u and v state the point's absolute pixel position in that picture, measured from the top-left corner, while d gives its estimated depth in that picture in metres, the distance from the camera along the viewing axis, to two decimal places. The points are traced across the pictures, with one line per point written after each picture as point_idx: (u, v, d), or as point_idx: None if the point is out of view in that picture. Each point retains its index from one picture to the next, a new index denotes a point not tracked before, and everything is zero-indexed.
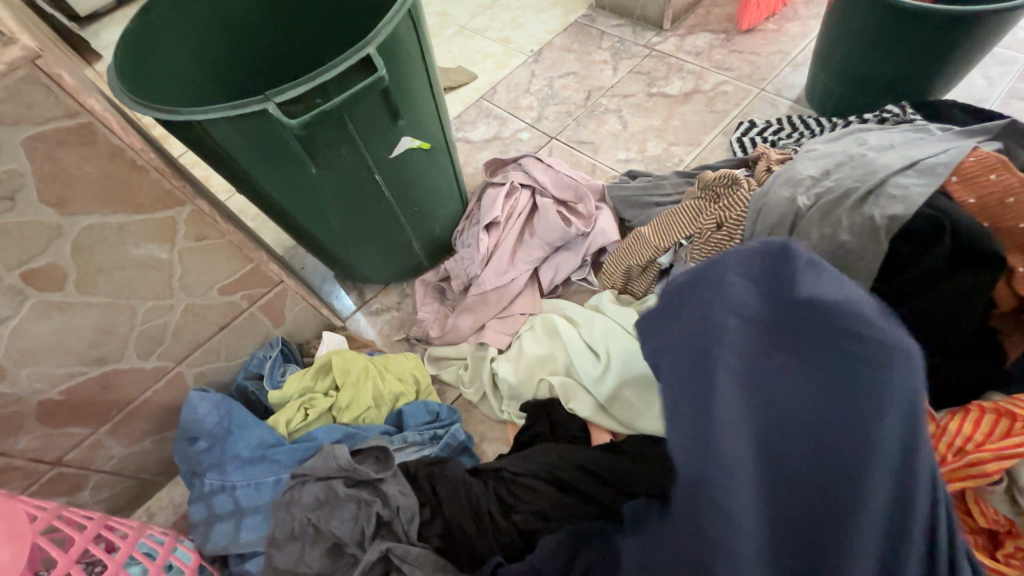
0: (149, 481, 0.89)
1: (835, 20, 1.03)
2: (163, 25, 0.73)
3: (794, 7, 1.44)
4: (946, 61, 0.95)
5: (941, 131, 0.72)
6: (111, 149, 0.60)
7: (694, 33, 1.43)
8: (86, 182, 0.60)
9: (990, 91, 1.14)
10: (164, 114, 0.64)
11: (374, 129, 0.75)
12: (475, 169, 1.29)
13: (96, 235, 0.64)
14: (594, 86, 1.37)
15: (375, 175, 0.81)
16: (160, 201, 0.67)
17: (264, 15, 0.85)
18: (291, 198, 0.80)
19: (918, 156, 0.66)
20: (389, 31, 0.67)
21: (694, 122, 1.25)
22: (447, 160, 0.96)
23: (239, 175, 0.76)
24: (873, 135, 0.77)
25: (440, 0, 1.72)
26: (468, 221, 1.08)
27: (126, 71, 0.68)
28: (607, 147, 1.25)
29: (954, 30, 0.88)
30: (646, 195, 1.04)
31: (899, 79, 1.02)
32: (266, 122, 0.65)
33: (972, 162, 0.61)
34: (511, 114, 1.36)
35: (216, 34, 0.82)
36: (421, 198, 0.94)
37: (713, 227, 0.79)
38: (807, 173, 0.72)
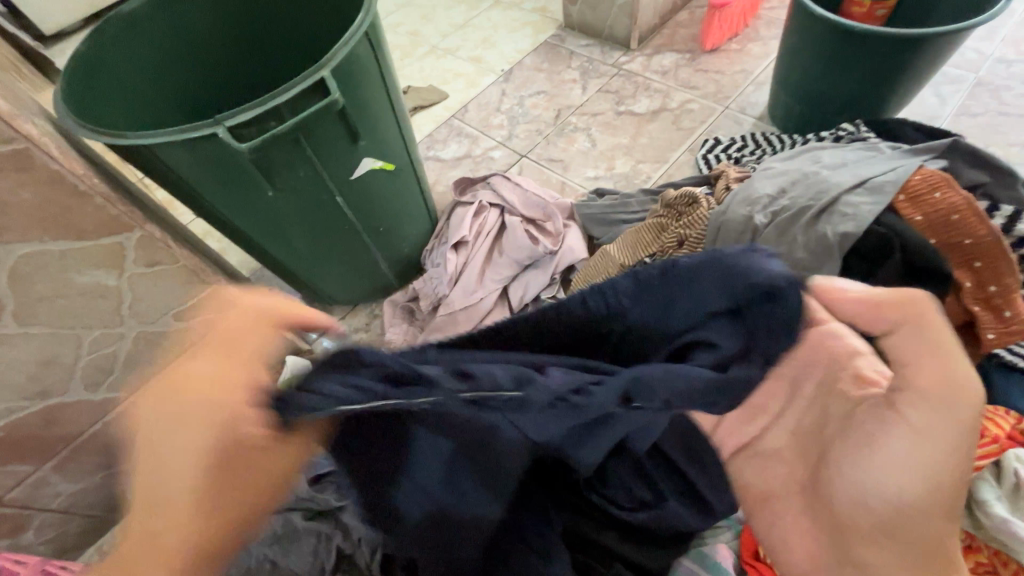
0: (101, 518, 0.85)
1: (791, 42, 1.06)
2: (110, 45, 0.72)
3: (756, 28, 1.49)
4: (897, 82, 0.98)
5: (891, 150, 0.74)
6: (50, 175, 0.58)
7: (661, 53, 1.46)
8: (22, 210, 0.58)
9: (941, 108, 1.18)
10: (108, 138, 0.62)
11: (333, 150, 0.74)
12: (446, 189, 1.29)
13: (35, 263, 0.61)
14: (564, 105, 1.38)
15: (335, 197, 0.80)
16: (106, 227, 0.65)
17: (221, 37, 0.84)
18: (250, 221, 0.78)
19: (867, 174, 0.67)
20: (344, 53, 0.66)
21: (661, 140, 1.27)
22: (412, 179, 0.95)
23: (194, 199, 0.74)
24: (827, 154, 0.78)
25: (412, 21, 1.74)
26: (436, 240, 1.07)
27: (72, 95, 0.66)
28: (576, 165, 1.26)
29: (904, 51, 0.92)
30: (613, 213, 1.04)
31: (854, 98, 1.05)
32: (216, 145, 0.64)
33: (918, 180, 0.63)
34: (482, 133, 1.37)
35: (172, 57, 0.81)
36: (387, 218, 0.93)
37: (676, 245, 0.77)
38: (763, 191, 0.72)
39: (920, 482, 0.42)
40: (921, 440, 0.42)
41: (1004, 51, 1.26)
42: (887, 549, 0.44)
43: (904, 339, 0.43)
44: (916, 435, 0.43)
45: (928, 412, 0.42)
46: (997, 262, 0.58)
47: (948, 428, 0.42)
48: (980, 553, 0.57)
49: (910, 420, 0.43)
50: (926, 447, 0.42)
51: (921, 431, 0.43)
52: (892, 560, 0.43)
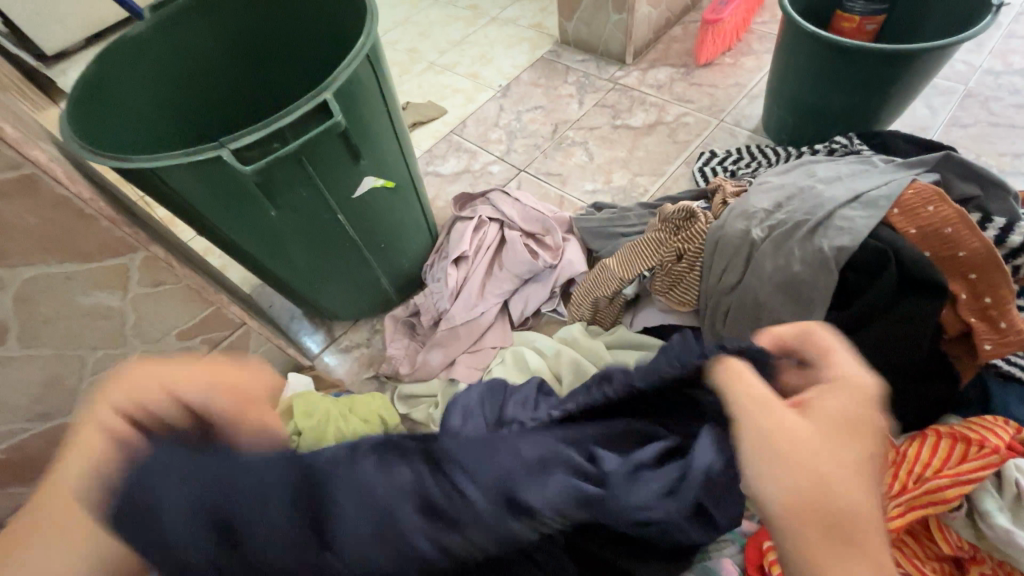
0: None
1: (784, 56, 1.08)
2: (114, 69, 0.73)
3: (749, 43, 1.51)
4: (888, 95, 1.00)
5: (885, 163, 0.75)
6: (56, 199, 0.58)
7: (656, 67, 1.48)
8: (28, 233, 0.58)
9: (932, 119, 1.20)
10: (114, 161, 0.63)
11: (335, 169, 0.75)
12: (446, 203, 1.30)
13: (41, 285, 0.62)
14: (561, 120, 1.40)
15: (336, 215, 0.81)
16: (110, 250, 0.65)
17: (224, 60, 0.85)
18: (252, 240, 0.78)
19: (862, 188, 0.68)
20: (345, 76, 0.67)
21: (658, 154, 1.29)
22: (413, 195, 0.96)
23: (196, 219, 0.75)
24: (821, 168, 0.80)
25: (410, 38, 1.77)
26: (437, 255, 1.08)
27: (77, 119, 0.67)
28: (574, 179, 1.27)
29: (894, 65, 0.94)
30: (612, 226, 1.05)
31: (848, 111, 1.06)
32: (220, 167, 0.65)
33: (912, 194, 0.64)
34: (480, 148, 1.39)
35: (176, 80, 0.82)
36: (387, 235, 0.94)
37: (673, 258, 0.80)
38: (760, 205, 0.73)
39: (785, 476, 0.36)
40: (768, 440, 0.37)
41: (992, 63, 1.28)
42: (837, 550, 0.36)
43: (758, 387, 0.40)
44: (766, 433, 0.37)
45: (749, 400, 0.39)
46: (991, 273, 0.59)
47: (820, 432, 0.37)
48: (982, 563, 0.58)
49: (782, 418, 0.38)
50: (744, 438, 0.38)
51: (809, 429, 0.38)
52: (836, 552, 0.35)
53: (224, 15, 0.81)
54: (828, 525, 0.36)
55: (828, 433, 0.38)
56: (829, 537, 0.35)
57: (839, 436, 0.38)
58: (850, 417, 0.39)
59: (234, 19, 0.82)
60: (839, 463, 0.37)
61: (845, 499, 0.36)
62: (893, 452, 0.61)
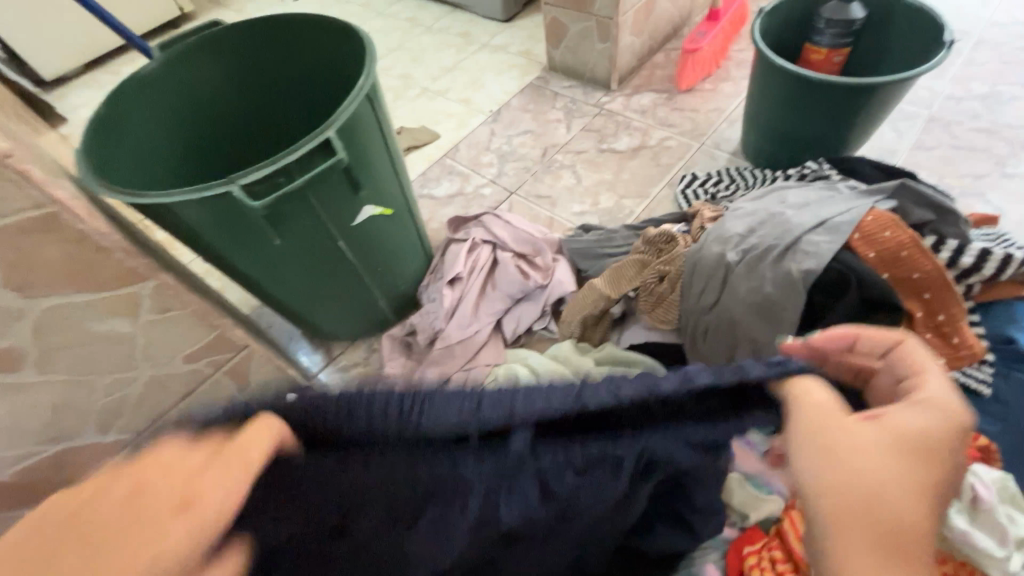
0: None
1: (757, 86, 1.15)
2: (126, 107, 0.77)
3: (727, 69, 1.59)
4: (855, 123, 1.07)
5: (849, 190, 0.81)
6: (76, 235, 0.62)
7: (639, 93, 1.55)
8: (47, 267, 0.62)
9: (898, 142, 1.27)
10: (128, 197, 0.67)
11: (336, 200, 0.79)
12: (440, 225, 1.35)
13: (58, 314, 0.65)
14: (550, 144, 1.46)
15: (336, 241, 0.85)
16: (123, 279, 0.69)
17: (229, 94, 0.90)
18: (255, 266, 0.82)
19: (827, 214, 0.74)
20: (348, 115, 0.72)
21: (642, 176, 1.35)
22: (409, 220, 1.00)
23: (202, 247, 0.78)
24: (792, 193, 0.85)
25: (403, 64, 1.83)
26: (432, 276, 1.12)
27: (92, 155, 0.71)
28: (563, 201, 1.33)
29: (858, 96, 1.01)
30: (599, 247, 1.10)
31: (819, 137, 1.13)
32: (229, 201, 0.69)
33: (871, 221, 0.69)
34: (472, 171, 1.44)
35: (183, 114, 0.86)
36: (385, 258, 0.98)
37: (656, 279, 0.85)
38: (734, 230, 0.78)
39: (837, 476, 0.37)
40: (828, 444, 0.38)
41: (954, 88, 1.36)
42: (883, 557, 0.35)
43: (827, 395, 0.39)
44: (823, 438, 0.38)
45: (817, 411, 0.38)
46: (942, 292, 0.65)
47: (885, 444, 0.38)
48: (946, 564, 0.61)
49: (847, 427, 0.38)
50: (798, 436, 0.38)
51: (874, 442, 0.38)
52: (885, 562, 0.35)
53: (230, 53, 0.86)
54: (881, 537, 0.36)
55: (892, 446, 0.38)
56: (875, 543, 0.36)
57: (905, 451, 0.38)
58: (923, 437, 0.39)
59: (239, 58, 0.87)
60: (901, 482, 0.37)
61: (903, 513, 0.36)
62: None
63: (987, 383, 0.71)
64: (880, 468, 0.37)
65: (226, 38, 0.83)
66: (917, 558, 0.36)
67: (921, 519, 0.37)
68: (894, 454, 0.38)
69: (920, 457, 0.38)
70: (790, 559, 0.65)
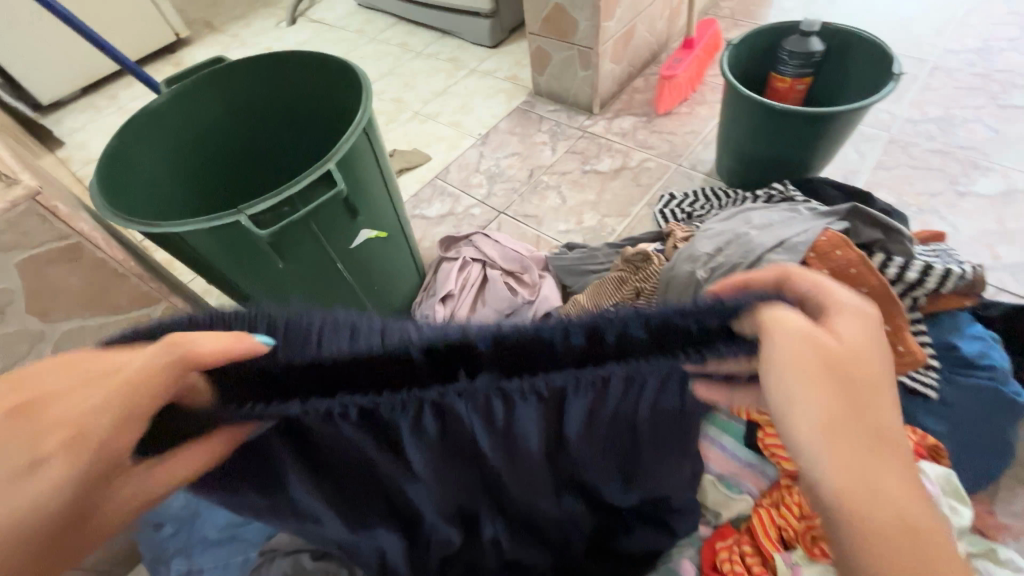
0: (109, 574, 0.89)
1: (728, 112, 1.23)
2: (137, 141, 0.83)
3: (703, 93, 1.69)
4: (816, 147, 1.16)
5: (807, 211, 0.89)
6: (95, 263, 0.68)
7: (620, 117, 1.64)
8: (68, 293, 0.67)
9: (860, 162, 1.37)
10: (143, 227, 0.72)
11: (335, 225, 0.85)
12: (431, 244, 1.41)
13: (76, 336, 0.70)
14: (536, 165, 1.54)
15: (336, 264, 0.90)
16: (136, 302, 0.74)
17: (232, 126, 0.96)
18: (259, 288, 0.87)
19: (786, 235, 0.81)
20: (347, 148, 0.78)
21: (623, 196, 1.42)
22: (403, 241, 1.06)
23: (210, 270, 0.84)
24: (756, 215, 0.93)
25: (395, 89, 1.91)
26: (425, 293, 1.18)
27: (106, 188, 0.77)
28: (549, 220, 1.39)
29: (818, 123, 1.09)
30: (582, 264, 1.16)
31: (785, 160, 1.21)
32: (236, 229, 0.74)
33: (824, 242, 0.76)
34: (462, 192, 1.51)
35: (189, 146, 0.92)
36: (380, 278, 1.04)
37: (633, 296, 0.92)
38: (703, 250, 0.85)
39: (816, 425, 0.36)
40: (807, 376, 0.35)
41: (910, 112, 1.46)
42: (879, 465, 0.36)
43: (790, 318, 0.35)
44: (801, 371, 0.35)
45: (796, 340, 0.34)
46: (886, 304, 0.72)
47: (841, 368, 0.36)
48: None
49: (817, 358, 0.35)
50: (774, 372, 0.35)
51: (832, 369, 0.36)
52: (886, 468, 0.36)
53: (234, 89, 0.92)
54: (873, 446, 0.36)
55: (846, 367, 0.36)
56: (862, 472, 0.35)
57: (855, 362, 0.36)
58: (866, 344, 0.37)
59: (242, 92, 0.93)
60: (863, 403, 0.36)
61: (873, 432, 0.36)
62: None
63: (931, 386, 0.77)
64: (847, 398, 0.36)
65: (230, 74, 0.89)
66: (900, 469, 0.36)
67: (890, 428, 0.36)
68: (852, 377, 0.36)
69: (868, 367, 0.37)
70: (758, 554, 0.71)
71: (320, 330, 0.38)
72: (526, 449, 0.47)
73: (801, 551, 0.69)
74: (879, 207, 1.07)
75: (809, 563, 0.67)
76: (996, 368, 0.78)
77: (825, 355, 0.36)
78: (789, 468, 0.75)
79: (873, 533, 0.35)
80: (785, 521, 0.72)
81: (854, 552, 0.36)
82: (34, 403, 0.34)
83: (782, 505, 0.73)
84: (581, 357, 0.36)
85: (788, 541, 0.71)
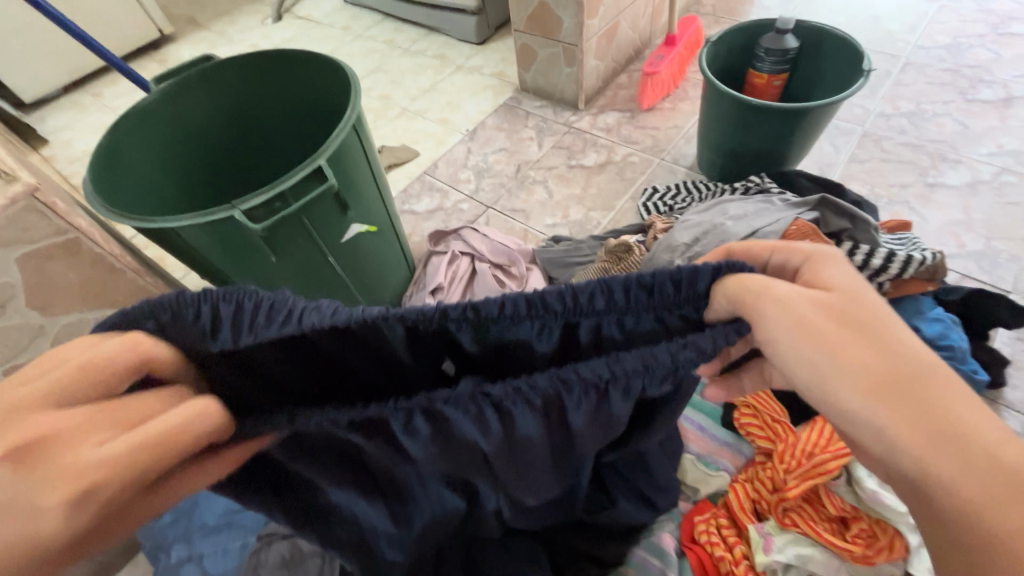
0: (109, 564, 0.90)
1: (707, 108, 1.27)
2: (128, 138, 0.85)
3: (685, 89, 1.73)
4: (791, 141, 1.20)
5: (780, 202, 0.93)
6: (93, 257, 0.70)
7: (605, 112, 1.68)
8: (67, 287, 0.69)
9: (835, 155, 1.42)
10: (138, 223, 0.74)
11: (327, 219, 0.87)
12: (421, 239, 1.44)
13: (75, 329, 0.72)
14: (523, 161, 1.57)
15: (327, 258, 0.93)
16: (133, 296, 0.77)
17: (223, 123, 0.98)
18: (252, 282, 0.89)
19: (758, 225, 0.85)
20: (337, 144, 0.80)
21: (608, 190, 1.46)
22: (393, 236, 1.09)
23: (203, 265, 0.86)
24: (733, 206, 0.97)
25: (382, 85, 1.92)
26: (415, 286, 1.21)
27: (99, 184, 0.78)
28: (536, 214, 1.43)
29: (792, 117, 1.13)
30: (568, 257, 1.20)
31: (762, 153, 1.25)
32: (230, 224, 0.76)
33: (794, 230, 0.80)
34: (451, 187, 1.53)
35: (179, 143, 0.93)
36: (371, 272, 1.06)
37: None
38: (681, 240, 0.89)
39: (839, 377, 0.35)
40: (807, 328, 0.36)
41: (884, 106, 1.52)
42: (945, 393, 0.33)
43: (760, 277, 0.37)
44: (800, 322, 0.36)
45: (780, 296, 0.36)
46: None
47: (832, 311, 0.36)
48: (862, 521, 0.73)
49: (813, 308, 0.36)
50: (777, 325, 0.36)
51: (826, 311, 0.36)
52: (951, 395, 0.33)
53: (223, 87, 0.93)
54: (923, 378, 0.34)
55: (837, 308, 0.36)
56: (925, 408, 0.33)
57: (860, 301, 0.37)
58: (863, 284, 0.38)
59: (231, 89, 0.94)
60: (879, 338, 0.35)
61: (912, 364, 0.34)
62: (792, 436, 0.78)
63: None
64: (860, 337, 0.35)
65: (219, 71, 0.91)
66: (952, 393, 0.33)
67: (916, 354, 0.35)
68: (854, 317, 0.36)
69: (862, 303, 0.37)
70: (733, 525, 0.77)
71: (302, 310, 0.40)
72: (538, 445, 0.45)
73: (772, 521, 0.74)
74: (851, 198, 1.11)
75: (779, 531, 0.73)
76: (954, 347, 0.83)
77: (827, 304, 0.36)
78: (763, 446, 0.81)
79: (954, 466, 0.32)
80: (759, 495, 0.78)
81: (938, 486, 0.33)
82: (41, 444, 0.27)
83: (756, 479, 0.79)
84: (558, 337, 0.42)
85: (761, 513, 0.77)
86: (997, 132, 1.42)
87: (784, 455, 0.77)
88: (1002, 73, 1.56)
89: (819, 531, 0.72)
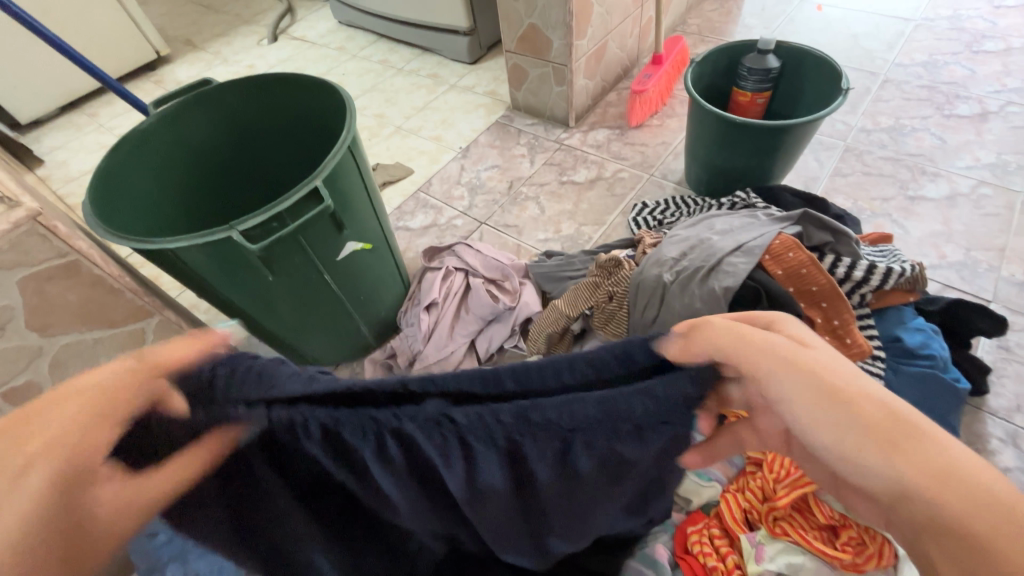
0: None
1: (693, 126, 1.31)
2: (127, 160, 0.86)
3: (672, 106, 1.77)
4: (775, 157, 1.24)
5: (764, 217, 0.96)
6: (92, 278, 0.71)
7: (595, 129, 1.71)
8: (66, 308, 0.70)
9: (819, 170, 1.46)
10: (137, 244, 0.76)
11: (323, 238, 0.89)
12: (415, 255, 1.45)
13: (73, 350, 0.73)
14: (515, 177, 1.60)
15: (323, 275, 0.94)
16: (131, 316, 0.78)
17: (219, 145, 1.00)
18: (248, 299, 0.91)
19: (743, 239, 0.87)
20: (333, 165, 0.83)
21: (599, 205, 1.49)
22: (387, 253, 1.10)
23: (200, 284, 0.87)
24: (719, 220, 0.99)
25: (377, 104, 1.96)
26: (410, 302, 1.22)
27: (98, 205, 0.80)
28: (529, 229, 1.45)
29: (775, 134, 1.17)
30: (560, 271, 1.22)
31: (748, 169, 1.29)
32: (227, 243, 0.78)
33: (778, 245, 0.83)
34: (445, 204, 1.56)
35: (177, 164, 0.95)
36: (366, 288, 1.08)
37: (606, 299, 0.97)
38: (669, 255, 0.92)
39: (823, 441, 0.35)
40: (779, 377, 0.35)
41: (865, 122, 1.56)
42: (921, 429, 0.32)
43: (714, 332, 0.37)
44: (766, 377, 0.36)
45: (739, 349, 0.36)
46: (836, 301, 0.80)
47: (812, 379, 0.35)
48: (851, 529, 0.73)
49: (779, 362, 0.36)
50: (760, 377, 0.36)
51: (808, 375, 0.35)
52: (928, 430, 0.32)
53: (220, 110, 0.96)
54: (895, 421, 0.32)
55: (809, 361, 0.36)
56: (910, 452, 0.32)
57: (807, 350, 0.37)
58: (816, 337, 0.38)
59: (228, 112, 0.97)
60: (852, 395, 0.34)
61: (888, 415, 0.32)
62: None
63: (882, 375, 0.83)
64: (837, 402, 0.34)
65: (216, 95, 0.93)
66: (935, 434, 0.32)
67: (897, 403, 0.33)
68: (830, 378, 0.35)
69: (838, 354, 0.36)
70: (726, 534, 0.78)
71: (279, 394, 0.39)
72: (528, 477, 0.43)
73: (763, 531, 0.76)
74: (833, 211, 1.15)
75: (771, 540, 0.75)
76: (936, 356, 0.85)
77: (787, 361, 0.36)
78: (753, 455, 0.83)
79: (986, 527, 0.29)
80: (750, 504, 0.80)
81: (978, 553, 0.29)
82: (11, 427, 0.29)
83: (747, 489, 0.81)
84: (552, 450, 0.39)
85: (753, 522, 0.79)
86: (974, 146, 1.46)
87: (774, 464, 0.79)
88: (977, 89, 1.62)
89: (808, 540, 0.73)
